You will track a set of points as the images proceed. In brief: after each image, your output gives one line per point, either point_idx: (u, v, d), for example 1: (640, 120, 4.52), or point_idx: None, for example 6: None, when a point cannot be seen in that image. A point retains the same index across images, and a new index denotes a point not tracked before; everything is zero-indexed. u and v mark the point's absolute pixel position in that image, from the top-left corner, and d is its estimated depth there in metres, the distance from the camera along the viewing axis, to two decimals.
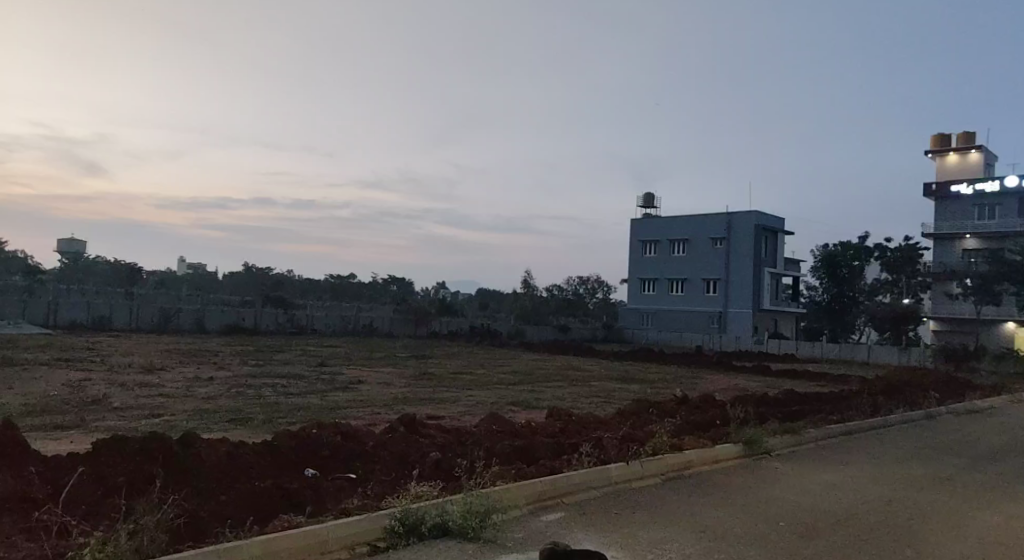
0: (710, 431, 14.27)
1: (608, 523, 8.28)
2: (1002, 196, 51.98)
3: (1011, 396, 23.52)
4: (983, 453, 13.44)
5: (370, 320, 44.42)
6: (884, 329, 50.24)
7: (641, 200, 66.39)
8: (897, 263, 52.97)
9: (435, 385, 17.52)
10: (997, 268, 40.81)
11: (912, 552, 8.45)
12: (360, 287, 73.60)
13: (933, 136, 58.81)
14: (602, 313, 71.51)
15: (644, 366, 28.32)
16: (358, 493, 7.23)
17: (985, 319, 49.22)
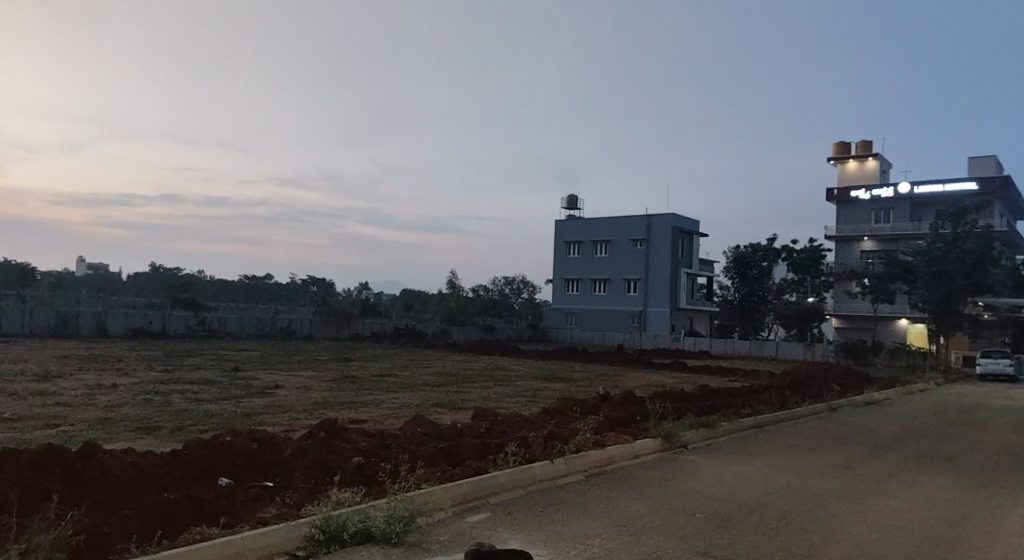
0: (630, 427, 14.74)
1: (533, 521, 8.54)
2: (895, 201, 55.17)
3: (904, 388, 25.12)
4: (883, 441, 14.32)
5: (288, 322, 43.75)
6: (791, 326, 52.60)
7: (564, 201, 67.29)
8: (803, 264, 55.40)
9: (356, 389, 17.52)
10: (891, 269, 43.30)
11: (817, 538, 8.97)
12: (276, 288, 72.20)
13: (835, 144, 61.67)
14: (527, 313, 72.24)
15: (566, 365, 28.89)
16: (275, 501, 7.26)
17: (882, 316, 53.26)
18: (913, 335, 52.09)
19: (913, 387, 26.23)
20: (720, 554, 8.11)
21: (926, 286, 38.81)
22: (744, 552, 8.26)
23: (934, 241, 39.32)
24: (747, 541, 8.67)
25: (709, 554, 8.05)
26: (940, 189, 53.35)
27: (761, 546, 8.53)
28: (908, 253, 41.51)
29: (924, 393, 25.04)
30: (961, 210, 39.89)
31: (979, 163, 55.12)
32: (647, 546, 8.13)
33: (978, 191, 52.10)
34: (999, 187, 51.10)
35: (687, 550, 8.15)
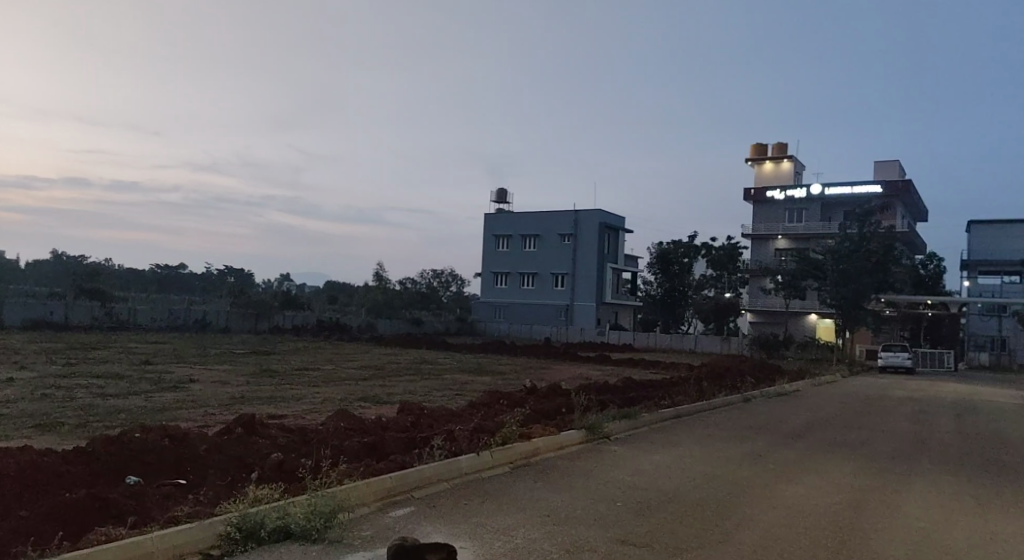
0: (556, 419, 15.01)
1: (456, 514, 8.68)
2: (808, 202, 57.34)
3: (813, 380, 26.32)
4: (794, 431, 14.98)
5: (203, 314, 42.69)
6: (709, 320, 54.27)
7: (493, 195, 67.45)
8: (720, 261, 57.22)
9: (275, 383, 17.31)
10: (802, 266, 44.99)
11: (730, 524, 9.34)
12: (191, 278, 70.05)
13: (753, 145, 63.60)
14: (454, 306, 72.31)
15: (491, 358, 29.16)
16: (188, 499, 7.18)
17: (793, 311, 55.39)
18: (822, 330, 54.52)
19: (820, 378, 27.52)
20: (640, 541, 8.40)
21: (836, 283, 40.45)
22: (663, 538, 8.57)
23: (842, 241, 41.33)
24: (666, 528, 8.99)
25: (628, 541, 8.34)
26: (848, 191, 55.80)
27: (679, 532, 8.85)
28: (819, 252, 43.40)
29: (832, 385, 26.30)
30: (868, 210, 41.95)
31: (884, 167, 57.78)
32: (569, 536, 8.36)
33: (883, 194, 54.75)
34: (902, 190, 53.84)
35: (608, 538, 8.41)
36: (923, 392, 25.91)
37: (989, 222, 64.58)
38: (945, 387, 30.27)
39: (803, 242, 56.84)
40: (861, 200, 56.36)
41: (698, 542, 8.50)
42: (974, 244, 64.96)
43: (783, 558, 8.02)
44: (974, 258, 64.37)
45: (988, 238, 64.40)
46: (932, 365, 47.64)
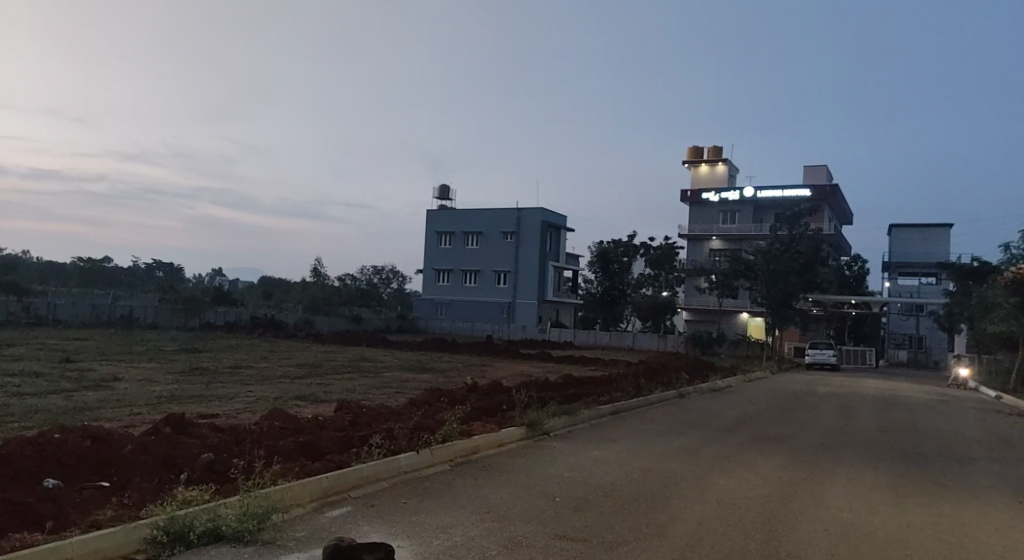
0: (496, 416, 15.11)
1: (394, 513, 8.71)
2: (741, 204, 58.80)
3: (744, 376, 27.15)
4: (726, 425, 15.42)
5: (128, 310, 41.58)
6: (647, 318, 55.41)
7: (435, 191, 67.25)
8: (659, 260, 58.74)
9: (206, 381, 17.00)
10: (735, 266, 46.14)
11: (663, 518, 9.59)
12: (118, 273, 67.84)
13: (690, 148, 64.81)
14: (395, 303, 72.06)
15: (430, 356, 29.23)
16: (111, 502, 7.05)
17: (726, 310, 57.01)
18: (753, 328, 56.25)
19: (750, 375, 28.36)
20: (577, 535, 8.57)
21: (767, 282, 41.73)
22: (599, 533, 8.75)
23: (772, 242, 42.60)
24: (602, 523, 9.19)
25: (564, 536, 8.51)
26: (779, 194, 57.58)
27: (615, 526, 9.05)
28: (751, 252, 44.56)
29: (762, 381, 27.17)
30: (796, 213, 43.24)
31: (812, 171, 59.64)
32: (507, 532, 8.48)
33: (812, 197, 56.54)
34: (830, 194, 55.65)
35: (546, 533, 8.57)
36: (847, 388, 26.97)
37: (909, 225, 67.19)
38: (868, 383, 31.52)
39: (736, 243, 58.43)
40: (791, 203, 58.23)
41: (635, 536, 8.71)
42: (895, 246, 67.48)
43: (715, 550, 8.28)
44: (894, 260, 66.85)
45: (908, 241, 66.99)
46: (856, 362, 49.73)
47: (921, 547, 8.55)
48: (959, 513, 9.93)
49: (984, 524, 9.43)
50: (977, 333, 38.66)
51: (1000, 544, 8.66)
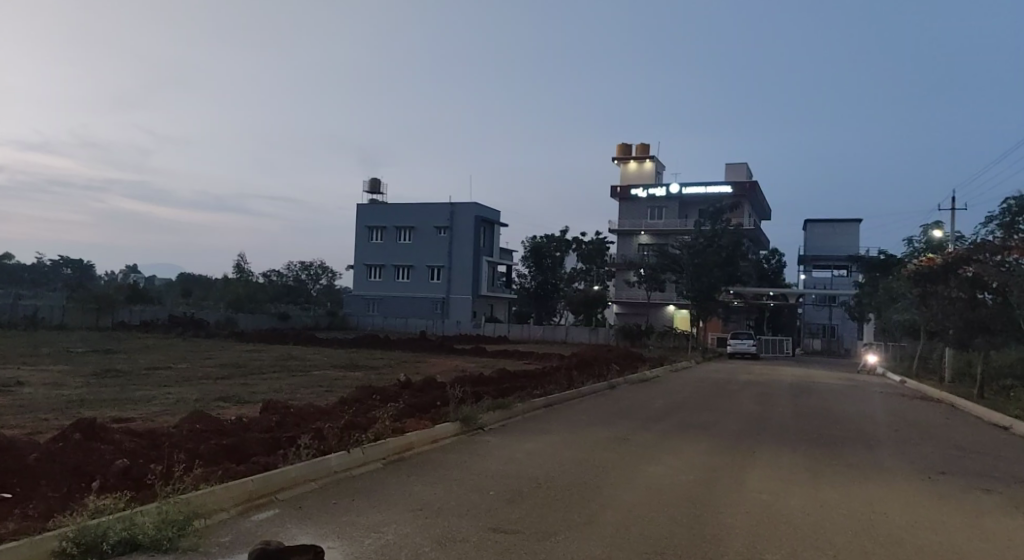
0: (430, 412, 15.10)
1: (324, 514, 8.69)
2: (668, 200, 60.20)
3: (670, 366, 27.88)
4: (654, 414, 15.80)
5: (35, 310, 39.87)
6: (579, 312, 56.25)
7: (366, 185, 66.51)
8: (590, 255, 59.90)
9: (121, 384, 16.49)
10: (662, 260, 47.07)
11: (596, 506, 9.79)
12: (25, 271, 64.75)
13: (619, 145, 65.65)
14: (325, 300, 71.12)
15: (358, 352, 29.08)
16: (15, 514, 6.85)
17: (655, 303, 58.27)
18: (680, 320, 57.81)
19: (676, 365, 29.11)
20: (511, 528, 8.68)
21: (691, 276, 42.77)
22: (532, 524, 8.88)
23: (696, 237, 43.63)
24: (536, 514, 9.33)
25: (500, 529, 8.60)
26: (702, 191, 59.10)
27: (548, 516, 9.21)
28: (676, 247, 45.52)
29: (687, 371, 27.89)
30: (718, 209, 44.43)
31: (733, 168, 61.27)
32: (440, 528, 8.54)
33: (732, 194, 58.72)
34: (749, 190, 58.08)
35: (480, 527, 8.65)
36: (766, 376, 27.96)
37: (823, 220, 69.54)
38: (786, 370, 32.71)
39: (664, 237, 59.74)
40: (713, 200, 60.17)
41: (566, 526, 8.86)
42: (811, 239, 69.78)
43: (646, 535, 8.50)
44: (809, 253, 69.10)
45: (824, 235, 69.48)
46: (773, 351, 51.57)
47: (833, 524, 8.90)
48: (868, 491, 10.39)
49: (890, 501, 9.90)
50: (885, 323, 40.55)
51: (903, 519, 9.09)
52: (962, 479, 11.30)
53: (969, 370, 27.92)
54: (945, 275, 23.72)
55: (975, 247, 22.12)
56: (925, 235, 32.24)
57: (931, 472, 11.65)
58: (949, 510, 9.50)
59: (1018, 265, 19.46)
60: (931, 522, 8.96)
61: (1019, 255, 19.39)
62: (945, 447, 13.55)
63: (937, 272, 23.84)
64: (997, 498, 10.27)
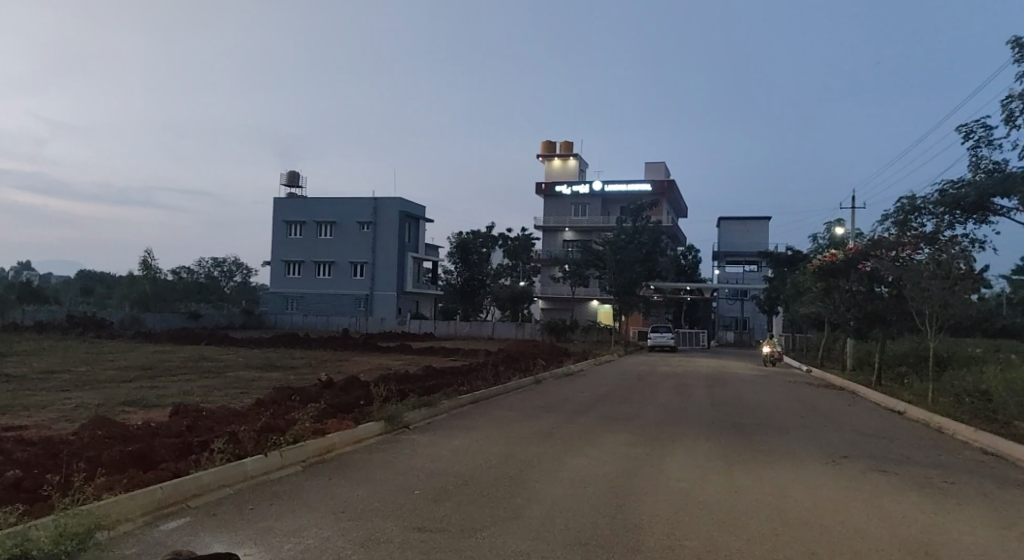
0: (353, 412, 14.78)
1: (239, 520, 8.37)
2: (590, 197, 60.94)
3: (593, 359, 28.28)
4: (578, 408, 15.91)
5: None
6: (505, 307, 56.64)
7: (284, 179, 64.87)
8: (516, 251, 59.97)
9: (16, 390, 15.60)
10: (586, 256, 47.54)
11: (522, 500, 9.75)
12: None
13: (543, 142, 65.89)
14: (240, 298, 69.20)
15: (273, 352, 28.40)
16: None
17: (579, 298, 59.14)
18: (603, 314, 59.29)
19: (600, 359, 29.61)
20: (436, 526, 8.56)
21: (614, 272, 43.41)
22: (457, 522, 8.73)
23: (619, 233, 44.16)
24: (461, 511, 9.21)
25: (424, 528, 8.46)
26: (624, 188, 60.41)
27: (473, 513, 9.12)
28: (599, 243, 46.07)
29: (609, 364, 28.32)
30: (639, 205, 45.15)
31: (652, 166, 62.45)
32: (364, 530, 8.33)
33: (652, 192, 59.94)
34: (667, 188, 59.41)
35: (404, 527, 8.47)
36: (684, 368, 28.71)
37: (735, 217, 71.49)
38: (701, 362, 33.52)
39: (587, 234, 60.42)
40: (633, 197, 61.35)
41: (491, 521, 8.77)
42: (723, 236, 71.79)
43: (570, 526, 8.51)
44: (722, 250, 71.08)
45: (736, 232, 71.56)
46: (692, 343, 52.98)
47: (748, 509, 9.09)
48: (780, 476, 10.67)
49: (799, 485, 10.19)
50: (792, 317, 42.12)
51: (812, 501, 9.37)
52: (864, 461, 11.73)
53: (868, 359, 29.26)
54: (847, 269, 24.83)
55: (873, 243, 23.20)
56: (828, 232, 33.53)
57: (836, 456, 12.05)
58: (852, 492, 9.84)
59: (911, 260, 20.39)
60: (837, 503, 9.24)
61: (912, 250, 20.38)
62: (849, 432, 14.08)
63: (841, 267, 24.99)
64: (895, 479, 10.70)
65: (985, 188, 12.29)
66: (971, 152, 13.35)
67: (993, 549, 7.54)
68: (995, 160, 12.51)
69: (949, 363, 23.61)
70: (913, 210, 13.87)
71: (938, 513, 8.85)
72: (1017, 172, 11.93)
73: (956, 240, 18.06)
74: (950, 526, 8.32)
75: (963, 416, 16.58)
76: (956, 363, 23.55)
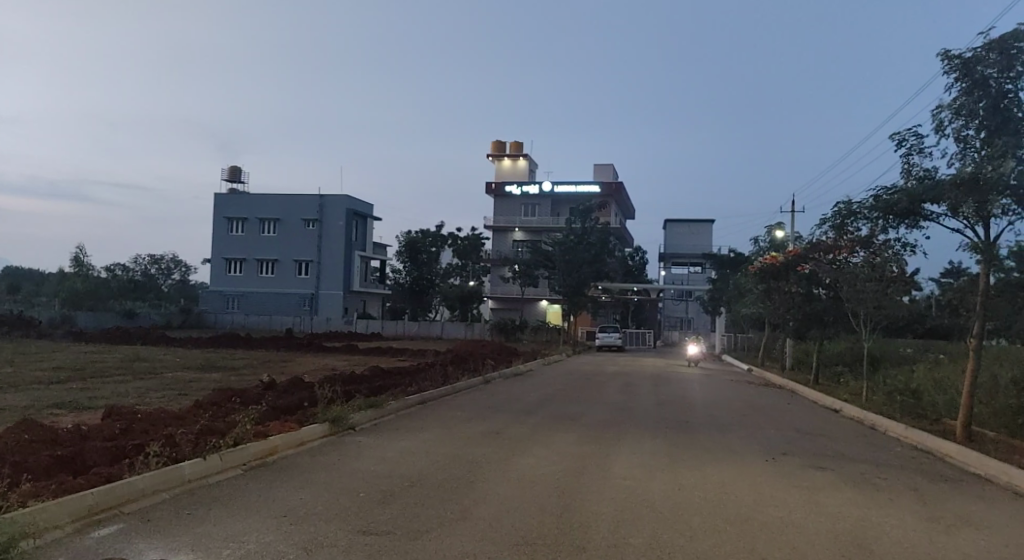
0: (296, 413, 14.47)
1: (176, 526, 8.08)
2: (540, 197, 61.15)
3: (542, 359, 28.37)
4: (524, 408, 15.85)
5: None
6: (454, 307, 56.61)
7: (226, 174, 63.46)
8: (465, 251, 59.61)
9: None
10: (536, 256, 47.65)
11: (470, 500, 9.65)
12: None
13: (493, 142, 65.78)
14: (179, 296, 67.48)
15: (213, 352, 27.76)
16: None
17: (528, 298, 59.53)
18: (552, 315, 59.75)
19: (548, 358, 29.69)
20: (382, 529, 8.38)
21: (563, 272, 43.61)
22: (404, 525, 8.56)
23: (568, 234, 44.40)
24: (408, 513, 9.07)
25: (369, 531, 8.28)
26: (573, 189, 60.76)
27: (419, 515, 8.98)
28: (548, 244, 46.21)
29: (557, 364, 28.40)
30: (588, 207, 45.43)
31: (601, 169, 63.02)
32: (307, 534, 8.10)
33: (600, 194, 60.49)
34: (615, 190, 60.01)
35: (348, 531, 8.28)
36: (630, 367, 29.00)
37: (681, 220, 72.55)
38: (646, 362, 33.84)
39: (536, 234, 60.55)
40: (582, 198, 61.75)
41: (436, 523, 8.63)
42: (669, 239, 72.79)
43: (519, 526, 8.43)
44: (668, 251, 72.06)
45: (681, 234, 72.58)
46: (638, 343, 53.65)
47: (692, 505, 9.14)
48: (722, 473, 10.77)
49: (741, 482, 10.29)
50: (735, 317, 42.96)
51: (752, 498, 9.47)
52: (802, 458, 11.93)
53: (807, 359, 29.94)
54: (786, 271, 25.34)
55: (812, 247, 23.74)
56: (768, 235, 34.26)
57: (776, 452, 12.24)
58: (790, 487, 9.99)
59: (847, 262, 20.86)
60: (776, 499, 9.34)
61: (848, 253, 20.90)
62: (789, 429, 14.33)
63: (780, 269, 25.52)
64: (832, 475, 10.90)
65: (916, 195, 12.63)
66: (903, 159, 13.70)
67: (921, 541, 7.71)
68: (926, 167, 12.88)
69: (883, 363, 24.30)
70: (848, 215, 14.15)
71: (870, 508, 9.02)
72: (946, 179, 12.28)
73: (890, 243, 18.55)
74: (883, 520, 8.48)
75: (895, 413, 17.09)
76: (889, 362, 24.32)
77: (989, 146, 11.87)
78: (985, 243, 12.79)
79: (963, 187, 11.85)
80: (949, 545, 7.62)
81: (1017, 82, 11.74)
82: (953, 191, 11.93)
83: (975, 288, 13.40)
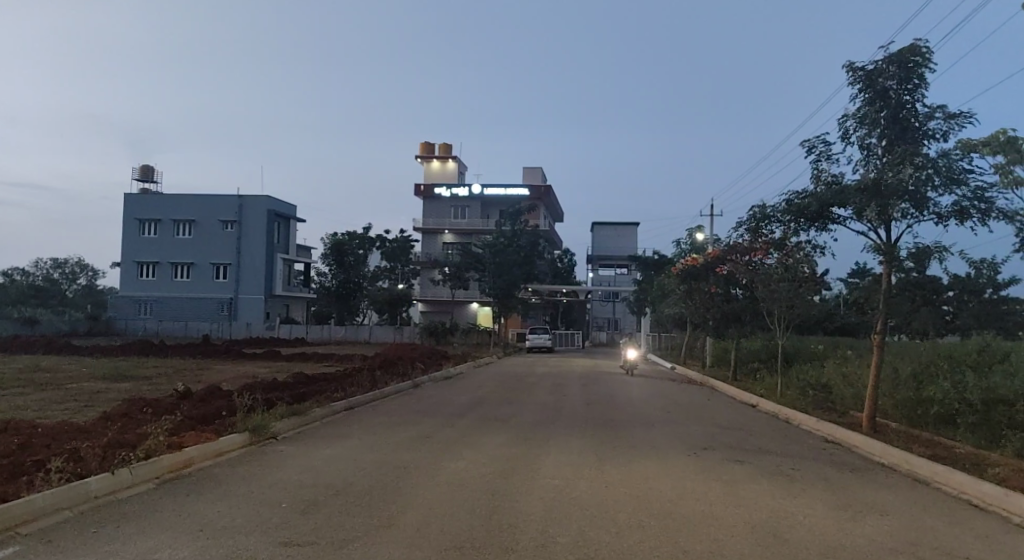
0: (213, 423, 13.93)
1: (81, 546, 7.61)
2: (469, 200, 60.96)
3: (472, 362, 28.21)
4: (451, 411, 15.64)
5: None
6: (383, 310, 56.23)
7: (138, 173, 61.14)
8: (394, 253, 58.65)
9: None
10: (466, 259, 47.42)
11: (395, 507, 9.40)
12: None
13: (421, 144, 65.19)
14: (86, 302, 64.64)
15: (125, 361, 26.52)
16: None
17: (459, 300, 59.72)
18: (483, 317, 59.74)
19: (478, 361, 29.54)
20: (304, 540, 8.07)
21: (493, 274, 43.46)
22: (326, 535, 8.25)
23: (497, 236, 44.36)
24: (332, 522, 8.78)
25: (290, 543, 7.97)
26: (502, 192, 60.80)
27: (343, 524, 8.67)
28: (478, 246, 46.08)
29: (486, 366, 28.28)
30: (518, 210, 45.64)
31: (530, 172, 63.23)
32: (224, 548, 7.75)
33: (529, 196, 60.73)
34: (545, 194, 60.27)
35: (269, 543, 7.96)
36: (559, 368, 29.13)
37: (607, 223, 73.39)
38: (574, 362, 33.96)
39: (466, 237, 60.33)
40: (511, 201, 61.86)
41: (363, 531, 8.37)
42: (596, 241, 73.53)
43: (447, 531, 8.23)
44: (595, 253, 72.80)
45: (607, 237, 73.43)
46: (567, 343, 54.05)
47: (616, 503, 9.11)
48: (647, 470, 10.82)
49: (664, 478, 10.34)
50: (659, 317, 43.71)
51: (674, 493, 9.51)
52: (723, 453, 12.09)
53: (727, 356, 30.60)
54: (707, 272, 25.81)
55: (730, 248, 24.23)
56: (690, 237, 34.88)
57: (698, 448, 12.38)
58: (711, 482, 10.08)
59: (762, 264, 21.33)
60: (696, 494, 9.39)
61: (763, 255, 21.43)
62: (710, 425, 14.53)
63: (701, 270, 25.97)
64: (750, 468, 11.07)
65: (825, 199, 12.94)
66: (812, 165, 14.06)
67: (830, 529, 7.85)
68: (833, 173, 13.23)
69: (799, 359, 24.99)
70: (763, 219, 14.41)
71: (785, 499, 9.17)
72: (851, 184, 12.64)
73: (803, 245, 19.07)
74: (797, 510, 8.62)
75: (808, 407, 17.58)
76: (804, 357, 25.10)
77: (890, 154, 12.28)
78: (885, 245, 13.24)
79: (866, 193, 12.22)
80: (858, 531, 7.79)
81: (914, 93, 12.20)
82: (856, 196, 12.29)
83: (879, 288, 13.85)
